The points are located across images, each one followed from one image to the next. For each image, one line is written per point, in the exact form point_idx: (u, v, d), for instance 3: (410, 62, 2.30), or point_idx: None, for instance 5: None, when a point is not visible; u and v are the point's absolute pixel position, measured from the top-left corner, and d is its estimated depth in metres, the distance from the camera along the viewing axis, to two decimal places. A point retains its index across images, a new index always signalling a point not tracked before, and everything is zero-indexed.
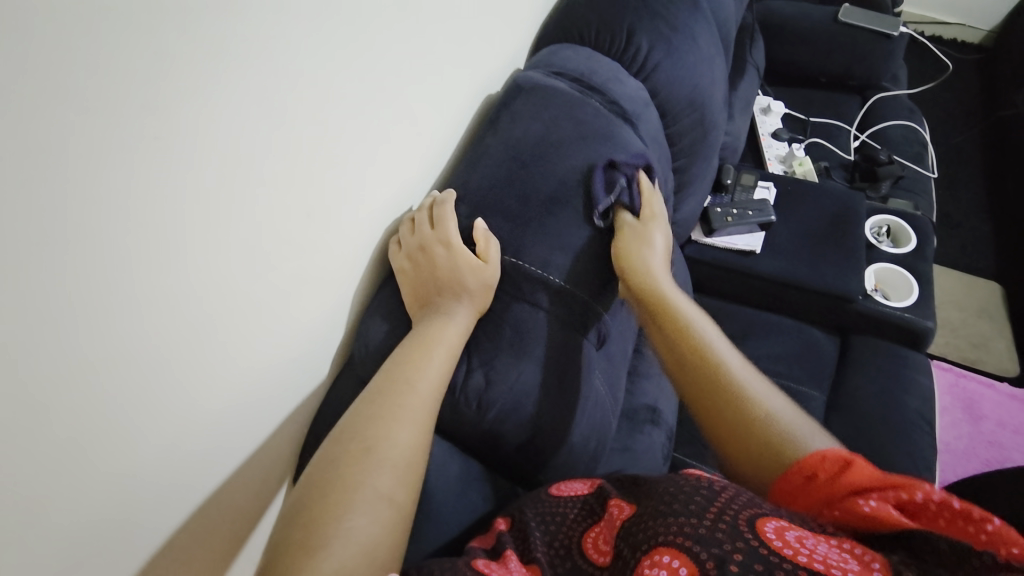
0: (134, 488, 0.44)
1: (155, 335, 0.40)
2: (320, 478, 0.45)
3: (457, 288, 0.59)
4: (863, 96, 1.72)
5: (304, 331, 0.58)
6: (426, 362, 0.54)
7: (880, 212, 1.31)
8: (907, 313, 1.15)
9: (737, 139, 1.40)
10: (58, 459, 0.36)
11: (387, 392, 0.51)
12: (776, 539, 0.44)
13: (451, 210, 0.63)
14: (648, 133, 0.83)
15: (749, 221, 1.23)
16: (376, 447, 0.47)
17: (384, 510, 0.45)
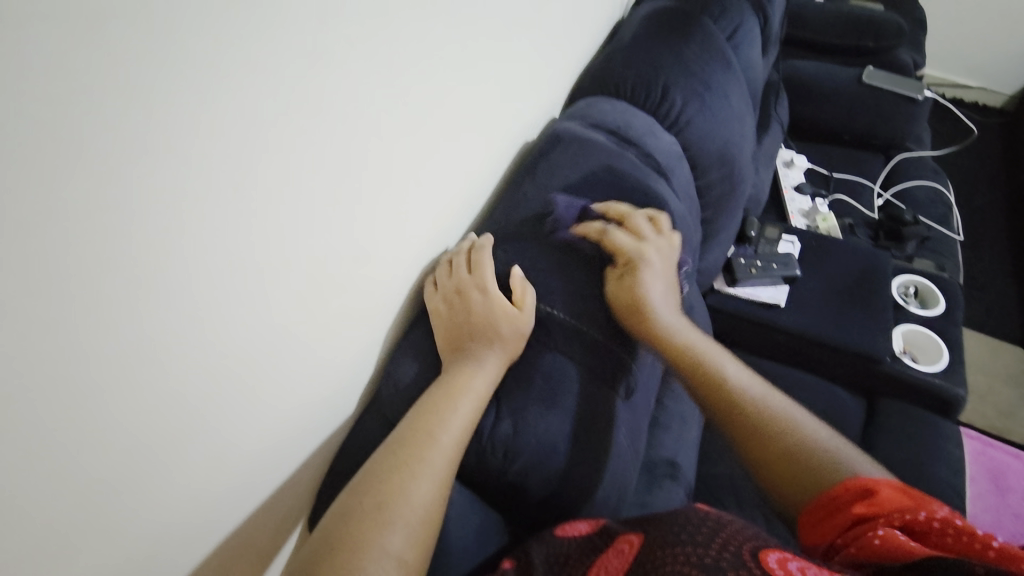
0: (160, 525, 0.43)
1: (201, 374, 0.40)
2: (336, 530, 0.44)
3: (490, 336, 0.59)
4: (886, 155, 1.74)
5: (337, 368, 0.59)
6: (451, 412, 0.53)
7: (906, 272, 1.30)
8: (937, 379, 1.12)
9: (761, 191, 1.41)
10: (97, 494, 0.36)
11: (411, 443, 0.50)
12: (778, 568, 0.43)
13: (488, 257, 0.64)
14: (680, 186, 0.84)
15: (773, 274, 1.22)
16: (396, 502, 0.46)
17: (394, 572, 0.43)
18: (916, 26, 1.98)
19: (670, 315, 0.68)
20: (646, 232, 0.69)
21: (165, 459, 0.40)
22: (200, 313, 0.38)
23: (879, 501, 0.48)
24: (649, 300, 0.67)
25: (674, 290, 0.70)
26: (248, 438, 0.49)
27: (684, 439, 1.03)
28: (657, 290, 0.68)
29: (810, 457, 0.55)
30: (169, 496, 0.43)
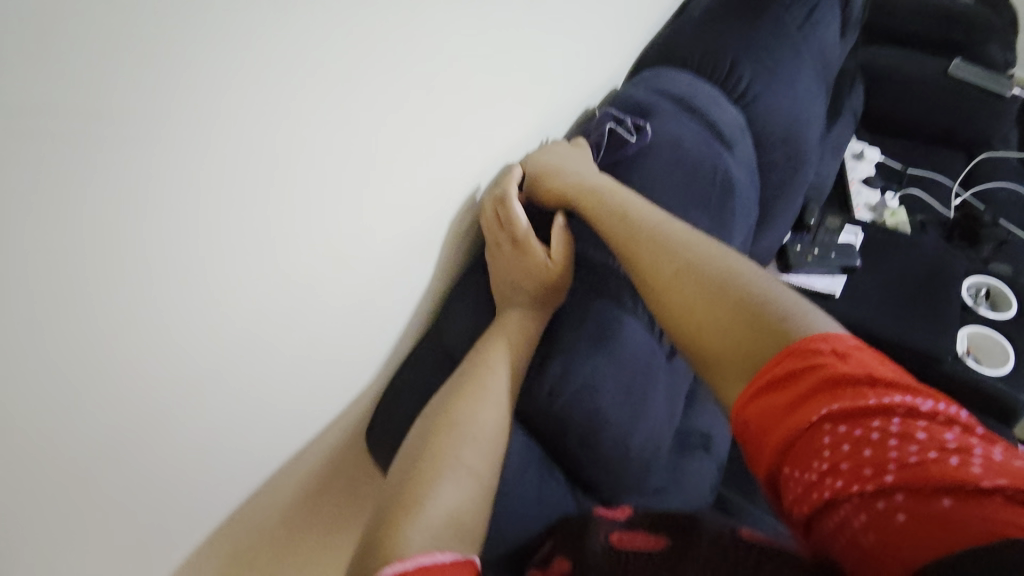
0: (244, 401, 0.49)
1: (284, 265, 0.46)
2: (408, 450, 0.50)
3: (536, 290, 0.62)
4: (968, 155, 1.63)
5: (399, 297, 0.63)
6: (501, 348, 0.58)
7: (978, 274, 1.23)
8: (1001, 384, 1.07)
9: (824, 181, 1.37)
10: (192, 353, 0.42)
11: (467, 377, 0.56)
12: None
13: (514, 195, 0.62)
14: (743, 159, 0.81)
15: (829, 263, 1.20)
16: (467, 425, 0.52)
17: (469, 480, 0.48)
18: (1014, 18, 1.83)
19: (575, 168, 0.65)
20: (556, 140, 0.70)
21: (250, 340, 0.47)
22: (274, 201, 0.43)
23: (784, 432, 0.45)
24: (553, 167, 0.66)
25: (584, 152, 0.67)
26: (315, 350, 0.55)
27: (720, 418, 1.04)
28: (561, 158, 0.67)
29: (743, 328, 0.52)
30: (256, 377, 0.49)
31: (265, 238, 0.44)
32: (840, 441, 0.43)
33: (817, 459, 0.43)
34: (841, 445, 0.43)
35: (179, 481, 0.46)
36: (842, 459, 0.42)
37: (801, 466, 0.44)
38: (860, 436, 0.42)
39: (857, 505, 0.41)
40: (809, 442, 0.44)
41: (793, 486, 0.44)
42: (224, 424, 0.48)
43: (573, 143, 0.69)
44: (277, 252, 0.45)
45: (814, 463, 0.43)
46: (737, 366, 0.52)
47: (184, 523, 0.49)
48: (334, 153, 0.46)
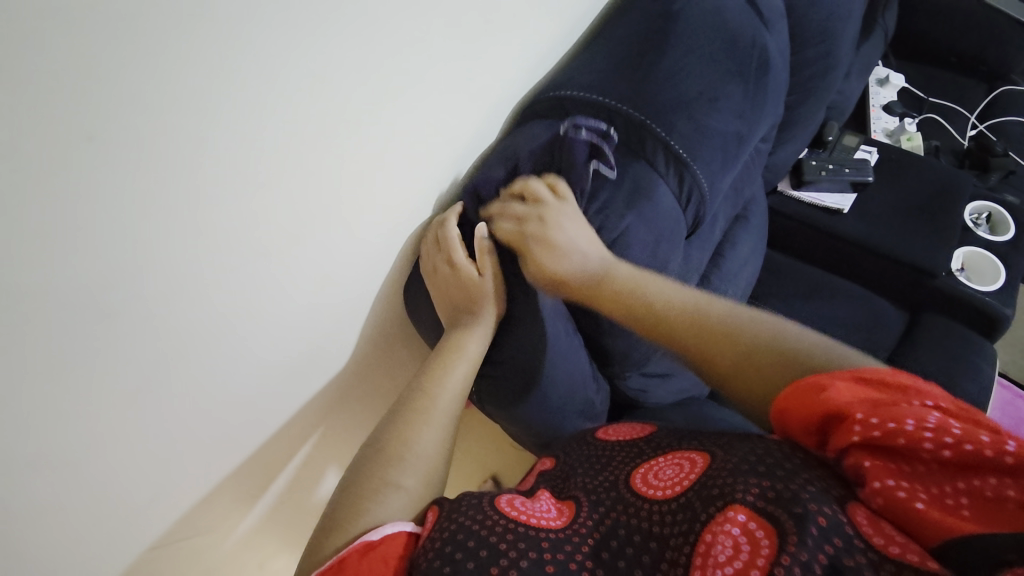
0: (302, 223, 0.51)
1: (346, 87, 0.48)
2: (380, 437, 0.59)
3: (472, 307, 0.66)
4: (990, 86, 1.61)
5: (453, 143, 0.65)
6: (472, 336, 0.66)
7: (983, 198, 1.26)
8: (988, 298, 1.14)
9: (847, 100, 1.35)
10: (253, 152, 0.43)
11: (435, 365, 0.64)
12: (868, 526, 0.41)
13: (451, 229, 0.64)
14: (778, 46, 0.81)
15: (842, 178, 1.23)
16: (437, 398, 0.62)
17: (423, 466, 0.57)
18: None
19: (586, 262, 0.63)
20: (529, 216, 0.61)
21: (309, 161, 0.48)
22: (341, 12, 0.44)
23: (878, 400, 0.44)
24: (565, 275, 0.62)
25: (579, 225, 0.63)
26: (383, 181, 0.58)
27: None
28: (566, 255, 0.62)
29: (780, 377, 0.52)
30: (312, 203, 0.51)
31: (329, 52, 0.44)
32: (952, 424, 0.41)
33: (916, 421, 0.41)
34: (951, 427, 0.41)
35: (268, 275, 0.52)
36: (945, 439, 0.40)
37: (894, 420, 0.42)
38: (968, 430, 0.41)
39: (951, 490, 0.40)
40: (907, 411, 0.42)
41: (869, 429, 0.42)
42: (305, 230, 0.52)
43: (541, 221, 0.61)
44: (340, 72, 0.46)
45: (910, 419, 0.41)
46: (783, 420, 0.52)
47: (268, 319, 0.55)
48: None
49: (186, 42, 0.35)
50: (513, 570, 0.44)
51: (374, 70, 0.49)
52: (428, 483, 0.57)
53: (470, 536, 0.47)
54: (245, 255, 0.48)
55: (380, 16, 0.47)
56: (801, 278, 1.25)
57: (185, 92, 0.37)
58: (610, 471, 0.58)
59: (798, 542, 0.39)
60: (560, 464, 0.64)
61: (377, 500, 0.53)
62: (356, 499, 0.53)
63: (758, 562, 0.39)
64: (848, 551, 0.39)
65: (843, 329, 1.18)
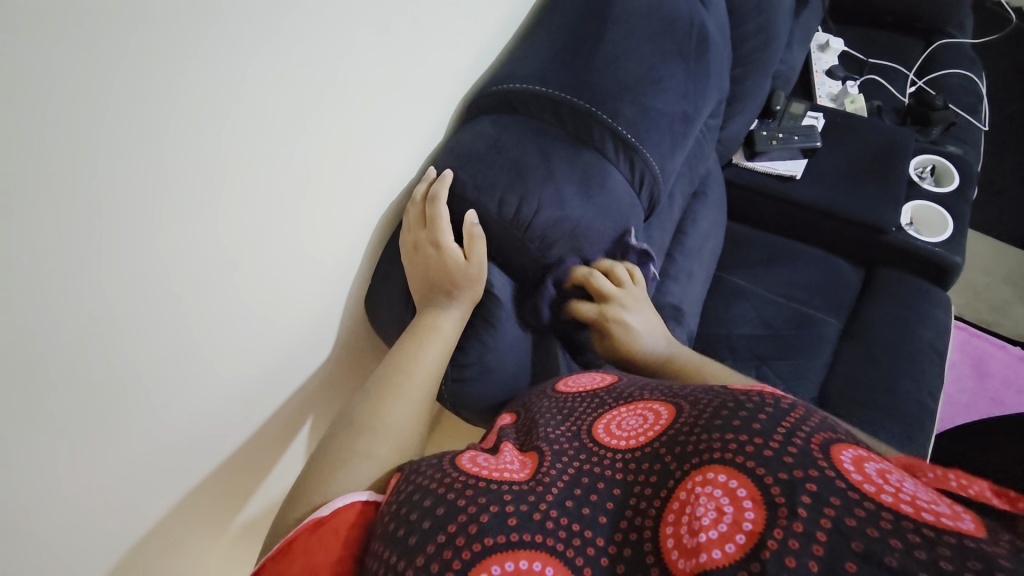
0: (249, 229, 0.52)
1: (261, 111, 0.48)
2: (358, 409, 0.61)
3: (448, 284, 0.65)
4: (927, 42, 1.67)
5: (392, 144, 0.65)
6: (444, 310, 0.66)
7: (926, 152, 1.32)
8: (938, 248, 1.19)
9: (792, 68, 1.38)
10: (179, 186, 0.44)
11: (411, 335, 0.66)
12: (856, 472, 0.42)
13: (443, 210, 0.64)
14: (717, 21, 0.81)
15: (793, 145, 1.26)
16: (411, 372, 0.63)
17: (396, 437, 0.59)
18: None
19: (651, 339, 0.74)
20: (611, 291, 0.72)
21: (241, 178, 0.49)
22: (248, 47, 0.44)
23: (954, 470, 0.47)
24: (635, 347, 0.74)
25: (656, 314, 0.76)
26: (320, 188, 0.58)
27: (691, 291, 1.07)
28: (640, 325, 0.74)
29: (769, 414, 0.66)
30: (245, 218, 0.51)
31: (239, 86, 0.45)
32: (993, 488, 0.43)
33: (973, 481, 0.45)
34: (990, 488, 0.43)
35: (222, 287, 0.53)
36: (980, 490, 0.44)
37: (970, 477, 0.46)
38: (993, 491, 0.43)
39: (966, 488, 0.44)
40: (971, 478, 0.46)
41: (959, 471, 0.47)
42: (239, 242, 0.52)
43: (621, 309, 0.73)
44: (254, 100, 0.47)
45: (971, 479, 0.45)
46: None
47: (221, 333, 0.56)
48: None
49: (77, 79, 0.34)
50: (473, 526, 0.45)
51: (289, 78, 0.49)
52: (398, 452, 0.59)
53: (426, 496, 0.49)
54: (185, 277, 0.49)
55: (287, 22, 0.46)
56: (762, 246, 1.29)
57: (92, 132, 0.36)
58: (572, 421, 0.60)
59: (789, 514, 0.39)
60: (523, 416, 0.65)
61: (345, 469, 0.55)
62: (326, 468, 0.55)
63: (744, 526, 0.40)
64: (848, 509, 0.39)
65: (805, 291, 1.22)
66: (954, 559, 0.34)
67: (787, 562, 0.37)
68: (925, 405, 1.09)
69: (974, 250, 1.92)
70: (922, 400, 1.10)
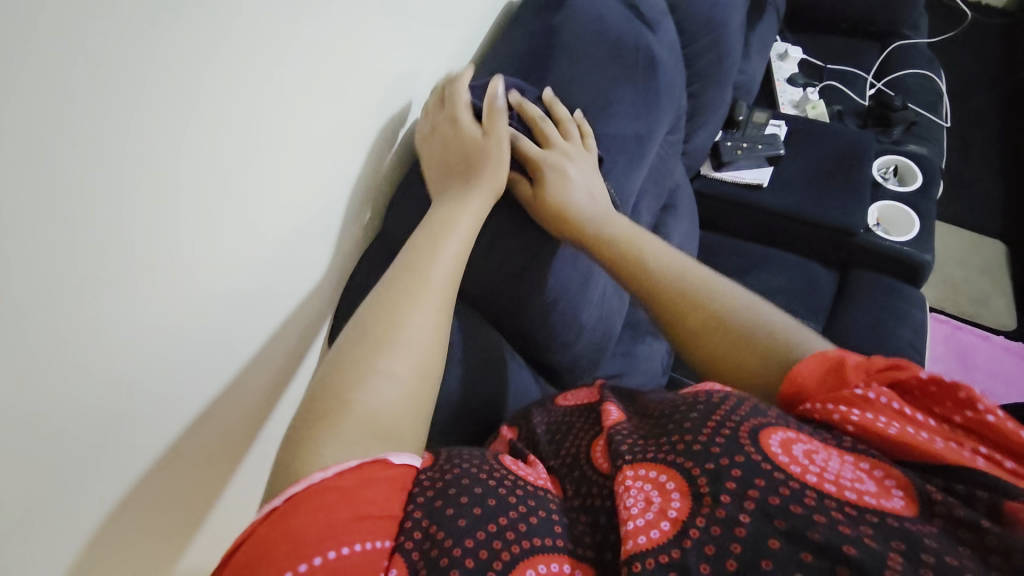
0: (217, 300, 0.50)
1: (219, 186, 0.45)
2: (376, 318, 0.54)
3: (467, 170, 0.62)
4: (882, 46, 1.72)
5: (353, 190, 0.63)
6: (445, 243, 0.59)
7: (888, 153, 1.34)
8: (907, 247, 1.20)
9: (752, 79, 1.41)
10: (134, 278, 0.41)
11: (429, 237, 0.59)
12: (782, 454, 0.44)
13: (462, 87, 0.64)
14: (665, 43, 0.83)
15: (757, 155, 1.28)
16: (429, 274, 0.57)
17: (418, 350, 0.54)
18: None
19: (600, 211, 0.66)
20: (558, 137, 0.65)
21: (201, 258, 0.46)
22: (202, 125, 0.41)
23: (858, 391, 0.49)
24: (567, 204, 0.65)
25: (598, 182, 0.68)
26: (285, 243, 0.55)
27: None
28: (574, 188, 0.65)
29: (744, 338, 0.58)
30: (212, 289, 0.49)
31: (191, 164, 0.41)
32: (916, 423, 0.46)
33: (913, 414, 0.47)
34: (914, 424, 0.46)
35: (203, 274, 0.47)
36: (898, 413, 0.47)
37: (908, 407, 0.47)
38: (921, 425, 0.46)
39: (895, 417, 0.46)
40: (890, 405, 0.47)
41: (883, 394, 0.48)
42: (227, 207, 0.47)
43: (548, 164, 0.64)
44: (213, 178, 0.44)
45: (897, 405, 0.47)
46: (734, 372, 0.58)
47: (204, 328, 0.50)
48: (270, 49, 0.44)
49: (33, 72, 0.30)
50: (514, 530, 0.46)
51: (269, 97, 0.46)
52: (421, 374, 0.53)
53: (474, 484, 0.49)
54: (172, 256, 0.44)
55: (240, 90, 0.43)
56: (738, 255, 1.29)
57: (38, 239, 0.34)
58: (570, 443, 0.59)
59: (712, 503, 0.41)
60: (523, 430, 0.64)
61: (367, 381, 0.50)
62: (341, 386, 0.50)
63: (669, 513, 0.41)
64: (772, 490, 0.41)
65: (783, 298, 1.22)
66: (876, 537, 0.37)
67: (707, 548, 0.38)
68: None
69: (949, 243, 1.95)
70: None
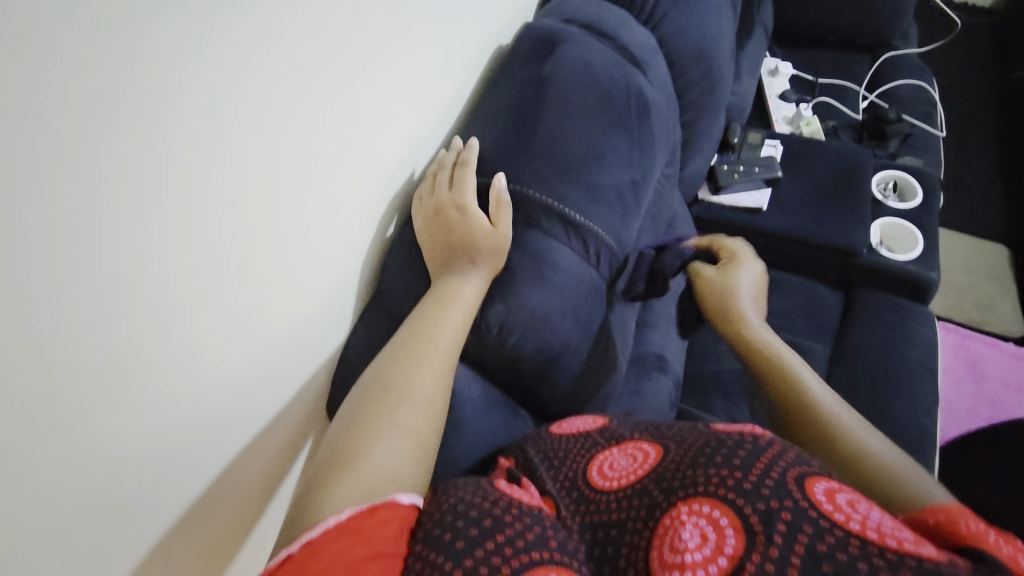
0: (196, 388, 0.49)
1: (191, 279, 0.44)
2: (388, 378, 0.53)
3: (471, 249, 0.60)
4: (873, 57, 1.72)
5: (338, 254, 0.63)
6: (444, 317, 0.57)
7: (887, 169, 1.33)
8: (913, 266, 1.18)
9: (744, 100, 1.40)
10: (101, 387, 0.40)
11: (437, 297, 0.58)
12: (827, 501, 0.44)
13: (471, 175, 0.63)
14: (657, 81, 0.82)
15: (755, 177, 1.26)
16: (436, 334, 0.56)
17: (428, 408, 0.52)
18: None
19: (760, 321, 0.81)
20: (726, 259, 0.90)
21: (176, 353, 0.45)
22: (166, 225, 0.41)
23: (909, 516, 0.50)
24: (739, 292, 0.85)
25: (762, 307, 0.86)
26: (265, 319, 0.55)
27: (670, 336, 1.07)
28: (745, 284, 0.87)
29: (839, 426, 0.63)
30: (189, 377, 0.48)
31: (155, 263, 0.41)
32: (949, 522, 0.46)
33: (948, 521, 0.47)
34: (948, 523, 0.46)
35: (198, 322, 0.46)
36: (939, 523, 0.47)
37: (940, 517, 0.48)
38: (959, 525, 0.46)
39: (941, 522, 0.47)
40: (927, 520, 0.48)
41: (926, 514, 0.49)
42: (205, 284, 0.46)
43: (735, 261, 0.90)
44: (183, 272, 0.44)
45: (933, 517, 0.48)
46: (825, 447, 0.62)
47: (202, 381, 0.49)
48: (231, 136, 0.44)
49: (18, 143, 0.30)
50: (516, 542, 0.44)
51: (236, 182, 0.45)
52: (433, 425, 0.52)
53: (472, 508, 0.47)
54: (153, 335, 0.43)
55: (204, 184, 0.43)
56: None
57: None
58: (568, 464, 0.59)
59: (766, 539, 0.41)
60: (523, 459, 0.62)
61: (378, 437, 0.48)
62: (352, 443, 0.48)
63: (726, 551, 0.42)
64: (819, 535, 0.41)
65: (788, 321, 1.20)
66: None
67: None
68: (926, 428, 1.06)
69: (953, 248, 1.93)
70: (922, 424, 1.06)
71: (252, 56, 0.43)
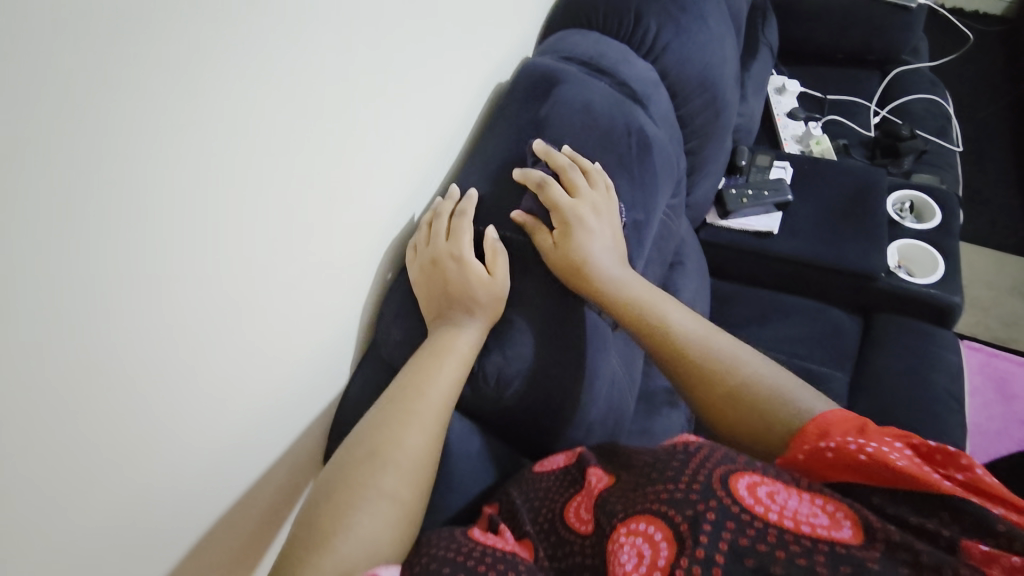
0: (189, 455, 0.49)
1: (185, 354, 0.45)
2: (372, 443, 0.51)
3: (470, 300, 0.60)
4: (883, 71, 1.69)
5: (333, 304, 0.63)
6: (437, 371, 0.55)
7: (902, 188, 1.29)
8: (934, 289, 1.14)
9: (751, 120, 1.38)
10: (92, 467, 0.40)
11: (426, 355, 0.56)
12: (748, 497, 0.47)
13: (468, 224, 0.62)
14: (659, 114, 0.81)
15: (765, 201, 1.23)
16: (424, 391, 0.54)
17: (413, 473, 0.51)
18: None
19: (612, 267, 0.65)
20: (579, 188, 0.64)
21: (167, 428, 0.46)
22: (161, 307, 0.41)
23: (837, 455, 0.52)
24: (585, 258, 0.63)
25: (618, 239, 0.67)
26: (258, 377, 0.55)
27: None
28: (590, 245, 0.64)
29: (733, 383, 0.60)
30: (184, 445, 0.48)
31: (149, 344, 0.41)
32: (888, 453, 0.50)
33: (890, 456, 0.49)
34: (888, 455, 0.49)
35: (188, 389, 0.46)
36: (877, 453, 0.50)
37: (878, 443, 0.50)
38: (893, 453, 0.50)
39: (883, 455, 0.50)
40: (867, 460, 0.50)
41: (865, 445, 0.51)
42: (198, 355, 0.46)
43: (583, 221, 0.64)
44: (177, 350, 0.44)
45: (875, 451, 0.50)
46: (740, 422, 0.59)
47: (193, 441, 0.49)
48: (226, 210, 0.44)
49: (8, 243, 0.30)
50: None
51: (228, 254, 0.45)
52: (418, 491, 0.51)
53: (445, 563, 0.46)
54: (143, 413, 0.43)
55: (196, 261, 0.43)
56: (751, 303, 1.24)
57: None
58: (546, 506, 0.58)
59: (693, 544, 0.44)
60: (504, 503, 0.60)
61: (356, 505, 0.47)
62: (331, 514, 0.47)
63: (659, 562, 0.45)
64: (740, 530, 0.45)
65: (804, 347, 1.16)
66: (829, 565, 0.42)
67: None
68: None
69: (974, 262, 1.87)
70: None
71: (243, 129, 0.43)
